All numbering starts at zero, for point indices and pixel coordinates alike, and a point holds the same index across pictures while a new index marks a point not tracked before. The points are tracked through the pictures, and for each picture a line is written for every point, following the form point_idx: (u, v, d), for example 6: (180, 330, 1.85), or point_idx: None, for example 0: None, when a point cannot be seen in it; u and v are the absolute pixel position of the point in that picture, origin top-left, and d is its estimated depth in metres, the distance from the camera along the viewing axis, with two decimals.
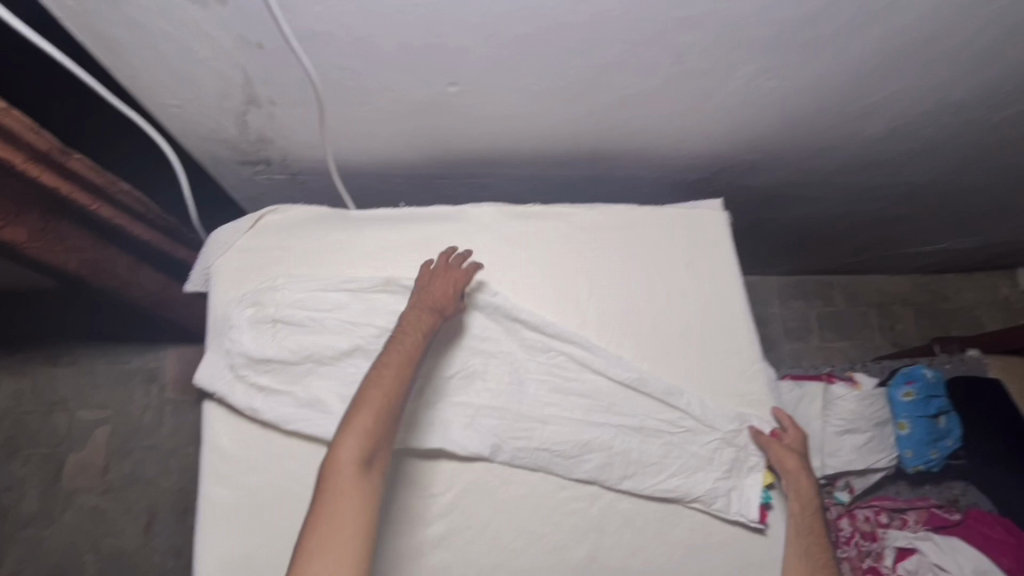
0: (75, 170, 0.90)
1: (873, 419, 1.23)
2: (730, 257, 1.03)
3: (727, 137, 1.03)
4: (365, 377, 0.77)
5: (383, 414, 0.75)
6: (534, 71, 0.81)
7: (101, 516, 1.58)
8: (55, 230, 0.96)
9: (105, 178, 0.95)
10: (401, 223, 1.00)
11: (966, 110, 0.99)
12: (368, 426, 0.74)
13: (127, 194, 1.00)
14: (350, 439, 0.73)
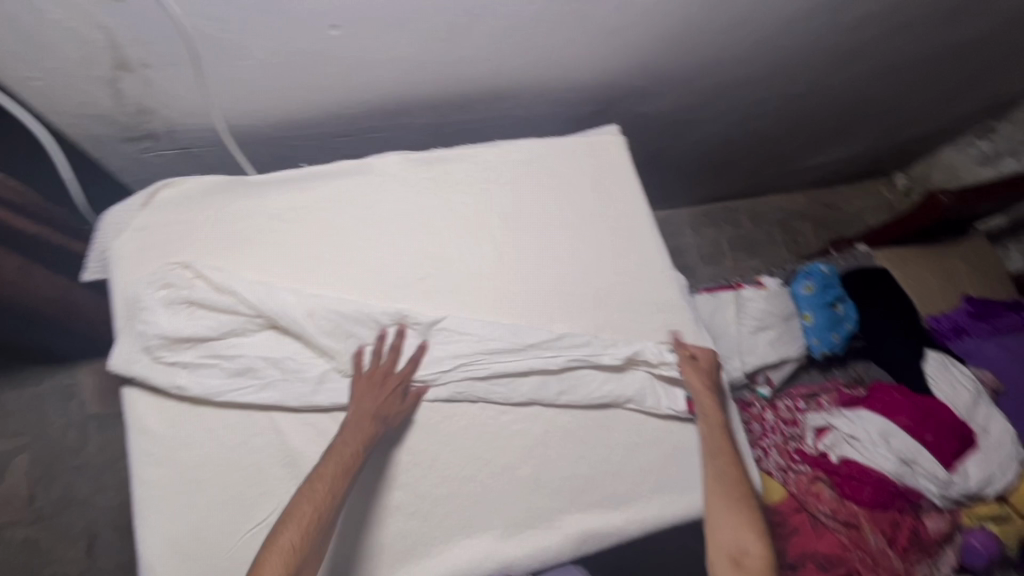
0: None
1: (780, 315, 1.34)
2: (632, 179, 1.09)
3: (614, 62, 1.08)
4: (296, 491, 0.77)
5: (310, 533, 0.74)
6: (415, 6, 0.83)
7: (35, 549, 1.48)
8: None
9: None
10: (308, 183, 0.99)
11: (820, 13, 1.08)
12: (292, 546, 0.72)
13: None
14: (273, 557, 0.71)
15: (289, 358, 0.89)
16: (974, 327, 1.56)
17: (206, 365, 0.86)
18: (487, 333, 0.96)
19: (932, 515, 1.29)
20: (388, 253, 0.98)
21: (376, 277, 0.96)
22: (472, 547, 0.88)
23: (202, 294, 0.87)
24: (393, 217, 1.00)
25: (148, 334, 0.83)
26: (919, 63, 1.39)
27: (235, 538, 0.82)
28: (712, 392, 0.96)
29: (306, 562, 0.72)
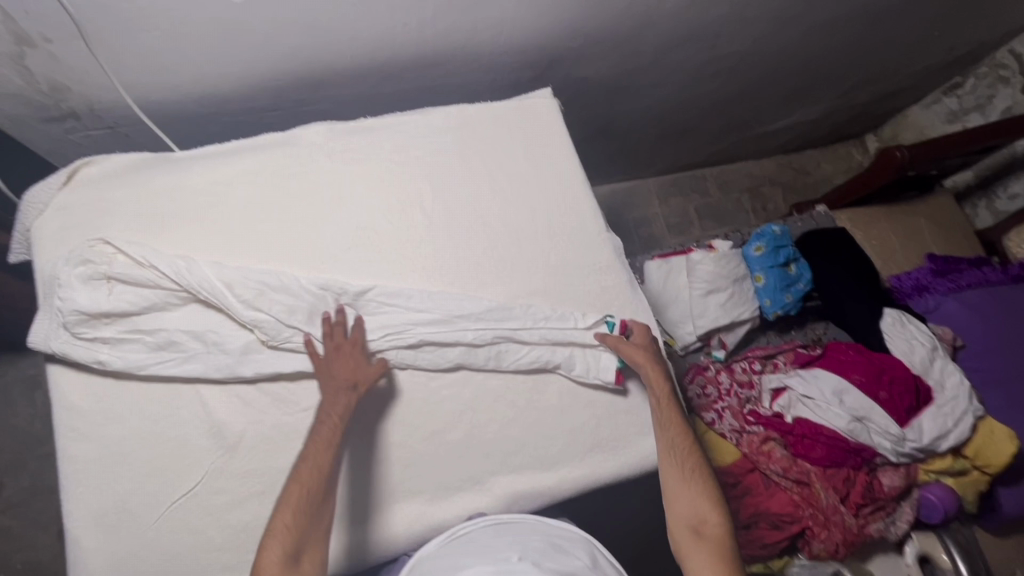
0: None
1: (731, 276, 1.33)
2: (564, 142, 1.08)
3: (542, 22, 1.07)
4: (289, 472, 0.80)
5: (303, 508, 0.78)
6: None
7: (7, 535, 1.50)
8: None
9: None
10: (230, 157, 0.98)
11: None
12: (287, 524, 0.76)
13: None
14: (272, 540, 0.75)
15: (211, 330, 0.89)
16: (935, 284, 1.55)
17: (128, 340, 0.86)
18: (414, 299, 0.95)
19: (887, 471, 1.30)
20: (314, 224, 0.97)
21: (301, 248, 0.96)
22: (403, 512, 0.89)
23: (118, 270, 0.86)
24: (319, 188, 0.99)
25: (65, 310, 0.84)
26: (868, 16, 1.37)
27: (163, 508, 0.83)
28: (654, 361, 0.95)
29: (304, 539, 0.77)
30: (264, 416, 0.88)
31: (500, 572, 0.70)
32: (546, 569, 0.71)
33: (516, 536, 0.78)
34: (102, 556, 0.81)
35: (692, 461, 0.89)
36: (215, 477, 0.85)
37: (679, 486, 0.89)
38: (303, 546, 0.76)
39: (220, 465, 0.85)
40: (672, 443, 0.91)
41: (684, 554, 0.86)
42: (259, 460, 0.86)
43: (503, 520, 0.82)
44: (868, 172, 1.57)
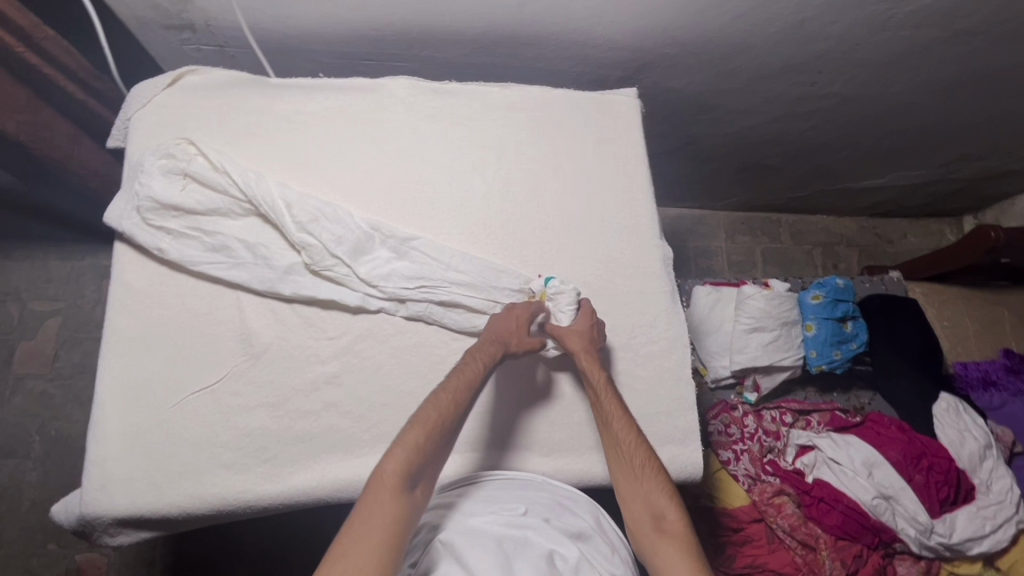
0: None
1: (780, 318, 1.27)
2: (637, 144, 1.08)
3: (642, 23, 1.07)
4: (425, 399, 0.81)
5: (433, 433, 0.78)
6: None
7: (49, 402, 1.63)
8: None
9: (32, 23, 0.98)
10: (317, 92, 1.03)
11: (865, 4, 1.03)
12: (416, 443, 0.77)
13: (54, 41, 1.03)
14: (396, 453, 0.75)
15: (263, 243, 0.94)
16: (1005, 381, 1.43)
17: (190, 236, 0.92)
18: (456, 262, 0.97)
19: (905, 560, 1.20)
20: (378, 170, 1.01)
21: (362, 189, 1.00)
22: None
23: (196, 171, 0.93)
24: (392, 137, 1.03)
25: (140, 196, 0.90)
26: (988, 84, 1.29)
27: (181, 395, 0.88)
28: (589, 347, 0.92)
29: (424, 463, 0.76)
30: (293, 335, 0.92)
31: (511, 521, 0.76)
32: (554, 526, 0.77)
33: (520, 492, 0.84)
34: (117, 423, 0.86)
35: (639, 456, 0.85)
36: (235, 379, 0.89)
37: (631, 483, 0.84)
38: (422, 470, 0.76)
39: (242, 369, 0.90)
40: (615, 438, 0.87)
41: (651, 552, 0.79)
42: (278, 373, 0.90)
43: (510, 476, 0.87)
44: (955, 247, 1.47)
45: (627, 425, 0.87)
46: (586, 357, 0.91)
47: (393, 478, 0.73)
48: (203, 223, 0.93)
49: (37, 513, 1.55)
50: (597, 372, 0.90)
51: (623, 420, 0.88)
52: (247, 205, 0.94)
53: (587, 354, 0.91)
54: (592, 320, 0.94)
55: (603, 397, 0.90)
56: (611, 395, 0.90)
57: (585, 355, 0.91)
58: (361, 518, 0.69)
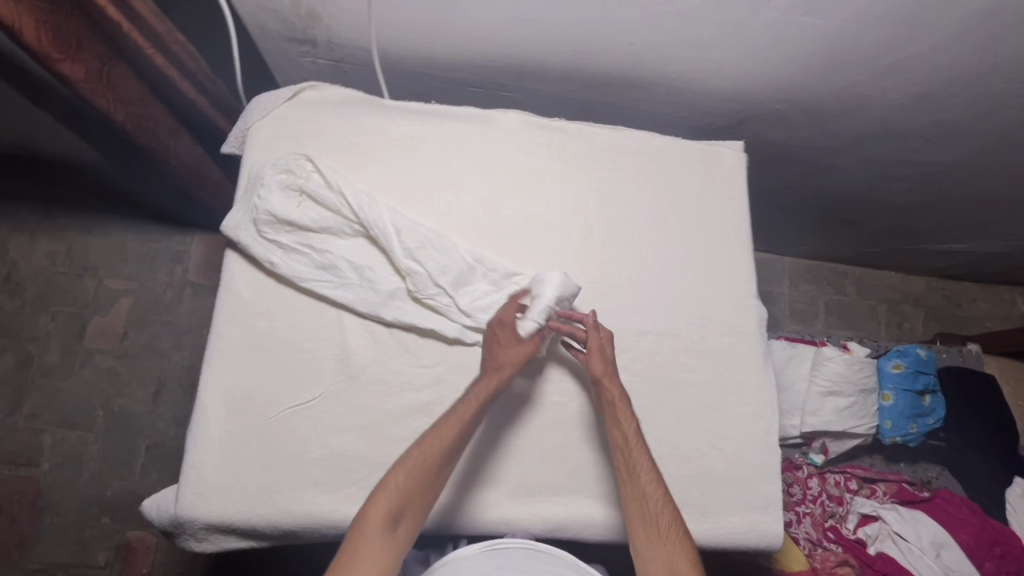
0: (137, 11, 0.98)
1: (858, 385, 1.25)
2: (739, 199, 1.07)
3: (759, 79, 1.06)
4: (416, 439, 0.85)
5: (419, 475, 0.83)
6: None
7: (115, 378, 1.67)
8: (110, 72, 1.07)
9: (163, 27, 1.03)
10: (430, 117, 1.05)
11: (993, 83, 1.01)
12: (401, 484, 0.82)
13: (180, 46, 1.08)
14: (381, 495, 0.81)
15: (370, 265, 0.95)
16: None
17: (301, 252, 0.94)
18: None
19: None
20: (484, 202, 1.02)
21: (466, 221, 1.01)
22: (493, 494, 0.92)
23: (312, 188, 0.95)
24: (499, 169, 1.04)
25: (258, 208, 0.92)
26: None
27: (279, 409, 0.90)
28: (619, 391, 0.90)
29: (410, 504, 0.82)
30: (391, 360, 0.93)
31: None
32: None
33: (546, 567, 0.81)
34: (217, 430, 0.88)
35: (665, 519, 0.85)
36: (331, 398, 0.91)
37: (649, 544, 0.85)
38: (407, 509, 0.82)
39: (339, 389, 0.91)
40: (638, 491, 0.87)
41: None
42: (373, 397, 0.92)
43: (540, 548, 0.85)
44: None
45: (654, 478, 0.87)
46: (614, 398, 0.90)
47: (377, 522, 0.80)
48: (314, 239, 0.94)
49: (95, 485, 1.60)
50: (625, 414, 0.89)
51: (652, 473, 0.88)
52: (358, 226, 0.95)
53: (620, 400, 0.90)
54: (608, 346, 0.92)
55: (629, 444, 0.89)
56: (639, 443, 0.89)
57: (617, 398, 0.90)
58: (346, 561, 0.78)
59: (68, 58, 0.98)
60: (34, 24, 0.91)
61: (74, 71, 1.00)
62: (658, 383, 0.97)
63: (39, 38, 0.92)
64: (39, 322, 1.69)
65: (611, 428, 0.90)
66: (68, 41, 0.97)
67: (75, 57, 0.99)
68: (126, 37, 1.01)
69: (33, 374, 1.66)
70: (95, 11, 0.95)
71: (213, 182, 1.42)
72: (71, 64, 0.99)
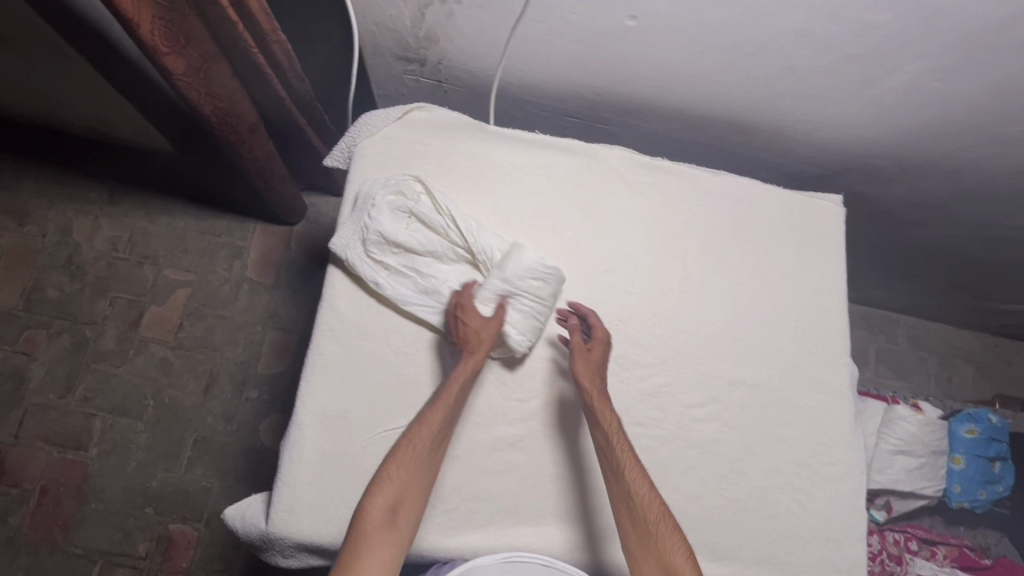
0: (252, 9, 0.87)
1: (930, 446, 1.23)
2: (839, 255, 1.06)
3: (868, 135, 1.06)
4: (400, 434, 0.84)
5: (410, 465, 0.81)
6: (724, 15, 0.85)
7: (167, 368, 1.67)
8: (209, 71, 0.94)
9: (271, 25, 0.92)
10: (535, 146, 1.04)
11: None
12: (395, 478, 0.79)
13: (281, 45, 0.96)
14: (376, 489, 0.78)
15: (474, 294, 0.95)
16: None
17: (407, 275, 0.94)
18: (650, 345, 0.98)
19: None
20: (584, 237, 1.01)
21: (566, 254, 1.00)
22: (581, 534, 0.91)
23: (422, 211, 0.95)
24: (602, 206, 1.03)
25: (368, 229, 0.93)
26: None
27: (373, 432, 0.90)
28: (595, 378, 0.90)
29: (405, 495, 0.79)
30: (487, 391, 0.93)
31: None
32: None
33: None
34: (313, 447, 0.89)
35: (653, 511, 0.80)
36: None
37: (642, 543, 0.79)
38: (404, 500, 0.79)
39: None
40: (629, 490, 0.81)
41: None
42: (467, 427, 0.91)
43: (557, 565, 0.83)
44: None
45: (641, 475, 0.83)
46: (593, 391, 0.89)
47: (378, 515, 0.76)
48: (421, 262, 0.95)
49: (140, 475, 1.60)
50: (604, 412, 0.87)
51: (637, 471, 0.83)
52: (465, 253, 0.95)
53: (597, 395, 0.88)
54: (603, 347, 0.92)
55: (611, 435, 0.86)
56: (624, 442, 0.85)
57: (595, 393, 0.88)
58: (350, 560, 0.72)
59: (173, 52, 0.86)
60: (152, 18, 0.80)
61: (175, 66, 0.88)
62: (749, 436, 0.97)
63: (149, 30, 0.81)
64: (97, 307, 1.69)
65: (592, 425, 0.88)
66: (177, 35, 0.85)
67: (179, 51, 0.88)
68: (234, 34, 0.89)
69: (88, 358, 1.66)
70: (208, 4, 0.83)
71: (285, 190, 1.32)
72: (175, 59, 0.87)
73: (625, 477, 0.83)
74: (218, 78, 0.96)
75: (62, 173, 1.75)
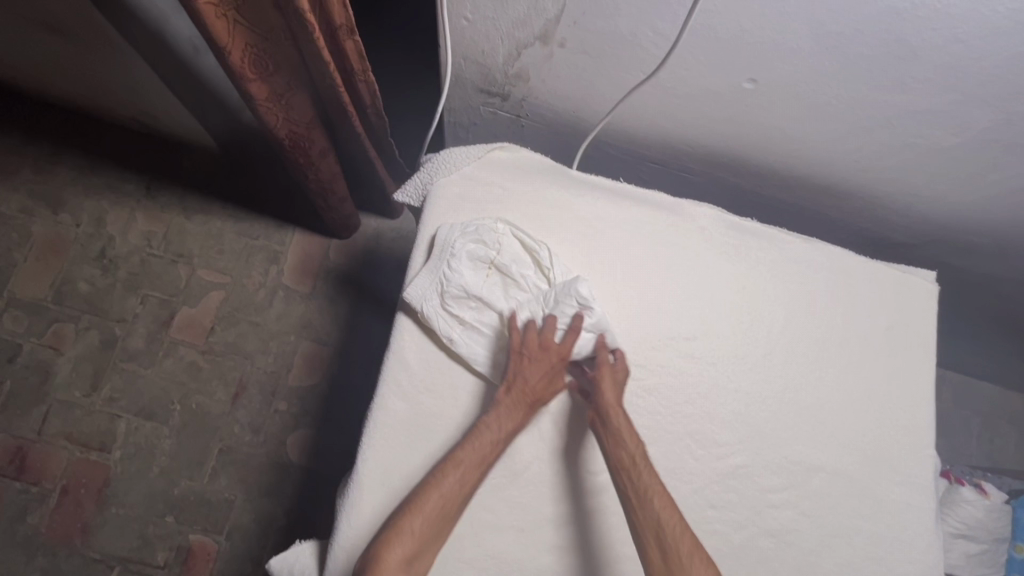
0: (346, 50, 0.84)
1: (993, 533, 1.19)
2: (930, 336, 1.00)
3: (971, 215, 1.00)
4: (430, 472, 0.79)
5: (436, 513, 0.76)
6: (856, 83, 0.79)
7: (196, 373, 1.59)
8: (290, 99, 0.91)
9: (361, 65, 0.88)
10: (618, 198, 0.99)
11: None
12: (417, 526, 0.75)
13: (366, 84, 0.93)
14: (398, 536, 0.74)
15: None
16: None
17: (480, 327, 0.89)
18: (730, 423, 0.92)
19: None
20: (667, 300, 0.95)
21: (648, 317, 0.94)
22: None
23: (505, 262, 0.91)
24: (688, 265, 0.97)
25: (447, 276, 0.89)
26: None
27: None
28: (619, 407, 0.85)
29: (424, 546, 0.75)
30: (558, 458, 0.88)
31: None
32: None
33: None
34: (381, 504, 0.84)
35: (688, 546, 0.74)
36: (491, 493, 0.85)
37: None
38: (423, 551, 0.75)
39: (499, 485, 0.86)
40: (660, 520, 0.76)
41: None
42: (533, 498, 0.86)
43: None
44: None
45: (669, 503, 0.78)
46: (616, 419, 0.83)
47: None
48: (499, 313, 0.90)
49: (164, 482, 1.50)
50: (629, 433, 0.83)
51: (665, 500, 0.78)
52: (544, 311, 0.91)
53: (619, 419, 0.84)
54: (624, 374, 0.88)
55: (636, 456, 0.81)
56: (650, 470, 0.81)
57: (618, 416, 0.84)
58: None
59: (258, 79, 0.84)
60: (241, 44, 0.79)
61: (259, 93, 0.86)
62: (826, 525, 0.91)
63: (239, 56, 0.79)
64: (128, 304, 1.62)
65: (612, 451, 0.82)
66: (265, 62, 0.83)
67: (265, 78, 0.85)
68: (323, 72, 0.86)
69: (116, 357, 1.58)
70: (302, 41, 0.80)
71: (341, 210, 1.26)
72: (259, 86, 0.84)
73: (652, 508, 0.77)
74: (298, 107, 0.93)
75: (100, 160, 1.69)
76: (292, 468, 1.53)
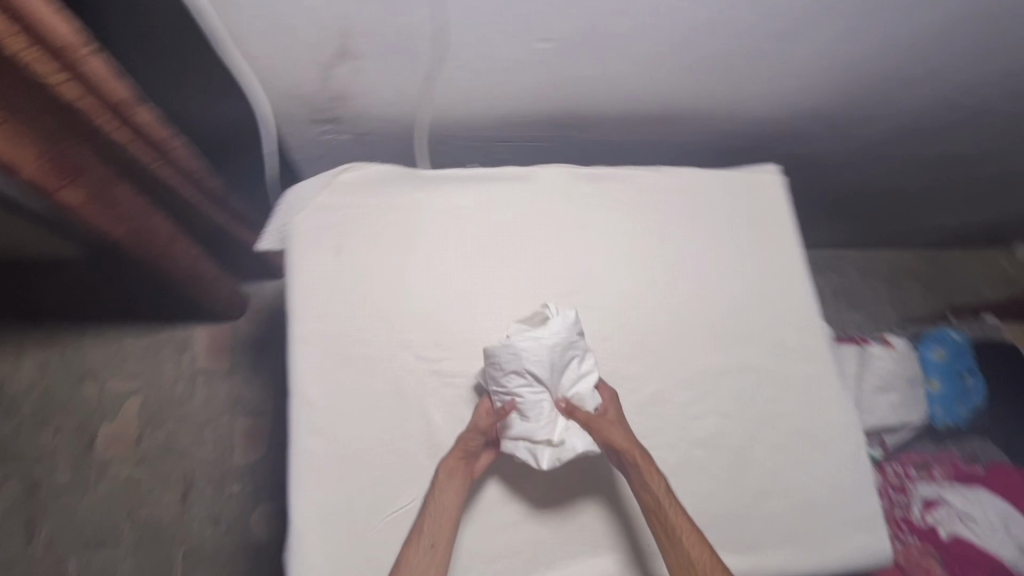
0: (140, 122, 0.85)
1: (906, 376, 1.29)
2: (786, 220, 1.08)
3: (785, 101, 1.09)
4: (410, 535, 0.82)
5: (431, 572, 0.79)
6: (631, 18, 0.86)
7: (136, 488, 1.52)
8: (109, 193, 0.90)
9: (164, 133, 0.90)
10: (473, 182, 1.02)
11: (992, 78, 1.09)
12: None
13: (182, 149, 0.95)
14: None
15: (445, 350, 0.93)
16: None
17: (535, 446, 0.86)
18: (635, 355, 0.97)
19: None
20: (545, 263, 0.99)
21: (531, 285, 0.98)
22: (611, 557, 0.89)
23: (561, 384, 0.90)
24: (552, 233, 1.01)
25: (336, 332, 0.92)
26: None
27: (378, 517, 0.85)
28: (618, 426, 0.87)
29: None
30: (506, 444, 0.90)
31: None
32: None
33: None
34: (318, 551, 0.83)
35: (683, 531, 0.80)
36: None
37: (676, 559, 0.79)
38: None
39: (435, 487, 0.87)
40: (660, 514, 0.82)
41: None
42: (474, 487, 0.88)
43: None
44: None
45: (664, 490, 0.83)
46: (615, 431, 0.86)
47: None
48: (557, 441, 0.86)
49: None
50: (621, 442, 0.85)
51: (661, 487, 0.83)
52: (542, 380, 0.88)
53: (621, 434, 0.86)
54: (614, 404, 0.90)
55: (629, 451, 0.84)
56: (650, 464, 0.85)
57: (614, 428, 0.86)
58: None
59: (67, 184, 0.83)
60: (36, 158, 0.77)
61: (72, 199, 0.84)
62: (748, 419, 0.97)
63: (36, 169, 0.78)
64: (40, 441, 1.53)
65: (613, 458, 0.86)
66: (65, 169, 0.82)
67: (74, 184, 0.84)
68: (128, 152, 0.87)
69: (47, 497, 1.50)
70: (93, 129, 0.81)
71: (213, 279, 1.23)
72: (69, 191, 0.83)
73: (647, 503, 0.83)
74: (120, 200, 0.92)
75: None
76: (263, 546, 1.49)
